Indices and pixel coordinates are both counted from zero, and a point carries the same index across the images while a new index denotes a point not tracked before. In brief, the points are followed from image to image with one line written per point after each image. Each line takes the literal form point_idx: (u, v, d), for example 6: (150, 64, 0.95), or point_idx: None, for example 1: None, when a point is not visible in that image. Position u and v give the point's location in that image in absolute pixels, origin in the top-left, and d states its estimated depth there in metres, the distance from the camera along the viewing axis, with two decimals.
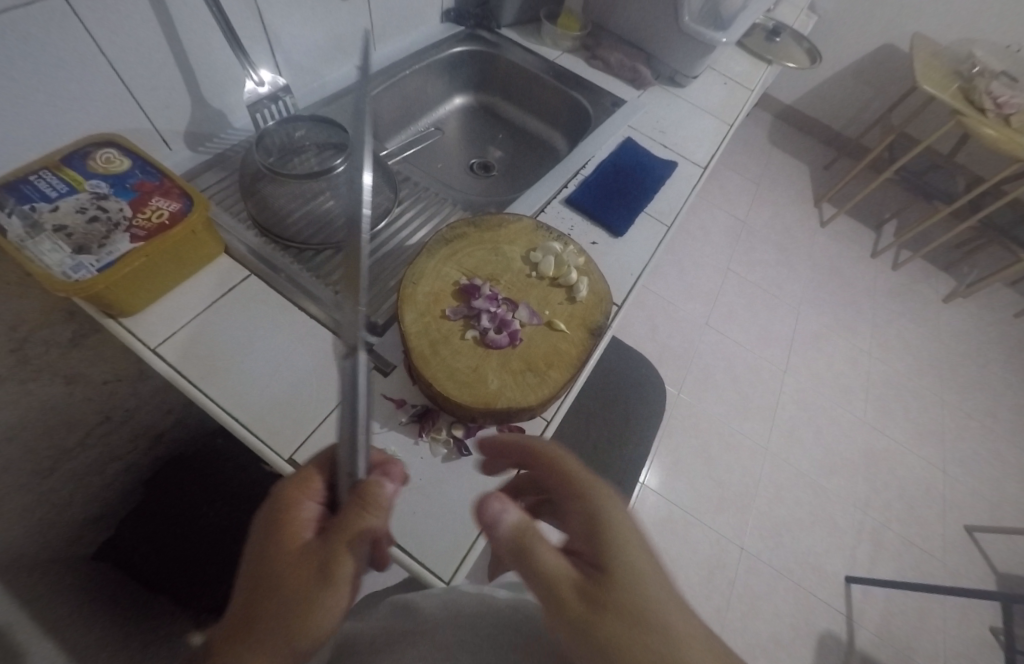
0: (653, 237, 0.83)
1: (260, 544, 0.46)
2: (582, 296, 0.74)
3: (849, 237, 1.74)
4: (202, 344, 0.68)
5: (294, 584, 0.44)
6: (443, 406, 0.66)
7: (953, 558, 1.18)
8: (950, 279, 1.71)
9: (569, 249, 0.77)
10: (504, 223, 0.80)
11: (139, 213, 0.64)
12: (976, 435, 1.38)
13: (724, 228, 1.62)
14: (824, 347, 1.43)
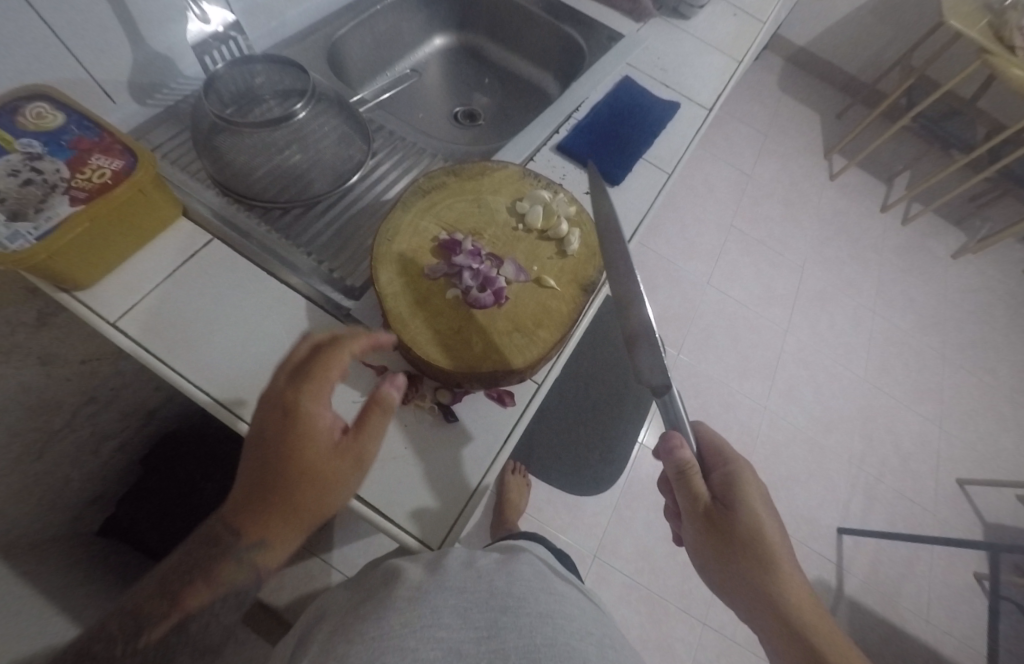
0: (651, 185, 0.76)
1: (263, 430, 0.47)
2: (573, 249, 0.68)
3: (857, 189, 1.68)
4: (168, 317, 0.62)
5: (291, 470, 0.46)
6: (425, 371, 0.62)
7: (942, 509, 1.22)
8: (959, 234, 1.66)
9: (559, 197, 0.71)
10: (487, 170, 0.73)
11: (78, 172, 0.57)
12: (974, 391, 1.39)
13: (728, 181, 1.55)
14: (827, 305, 1.41)
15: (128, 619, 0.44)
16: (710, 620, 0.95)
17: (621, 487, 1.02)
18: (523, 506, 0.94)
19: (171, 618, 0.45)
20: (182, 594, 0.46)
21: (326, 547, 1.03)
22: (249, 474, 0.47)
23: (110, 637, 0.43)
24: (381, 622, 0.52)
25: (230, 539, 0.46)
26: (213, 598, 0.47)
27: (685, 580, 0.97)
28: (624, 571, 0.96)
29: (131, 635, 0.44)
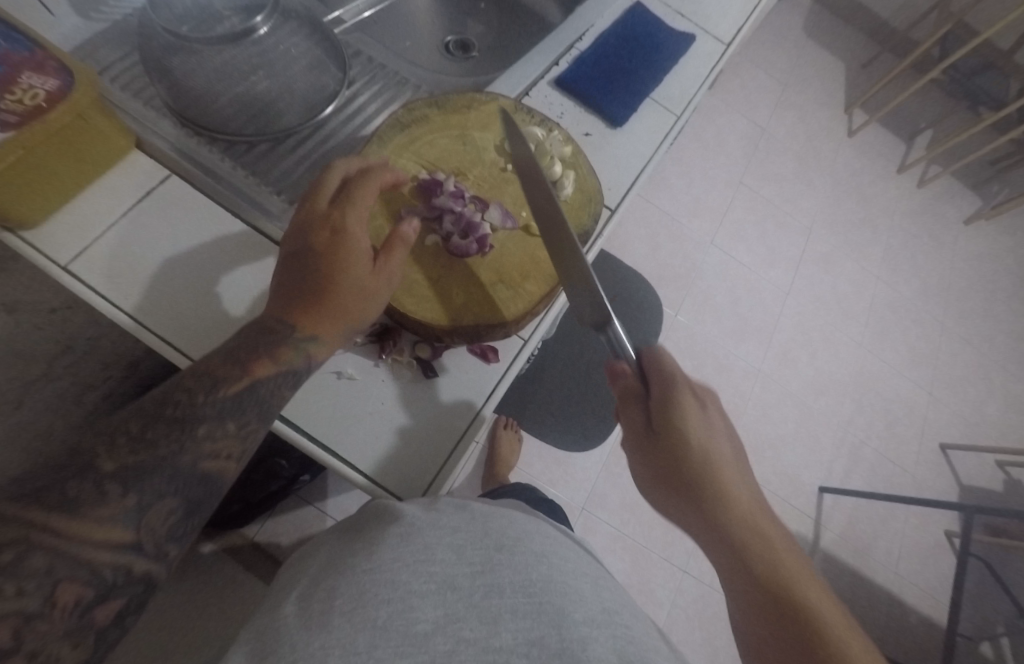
0: (659, 127, 0.67)
1: (306, 242, 0.46)
2: (567, 194, 0.57)
3: (876, 148, 1.56)
4: (125, 261, 0.55)
5: (334, 278, 0.45)
6: (401, 325, 0.53)
7: (922, 471, 1.24)
8: (974, 198, 1.56)
9: (553, 135, 0.59)
10: (473, 102, 0.61)
11: (5, 91, 0.47)
12: (970, 360, 1.36)
13: (740, 136, 1.45)
14: (831, 268, 1.37)
15: (201, 377, 0.41)
16: (689, 569, 0.99)
17: (612, 443, 1.02)
18: (514, 463, 0.95)
19: (240, 383, 0.42)
20: (250, 363, 0.42)
21: (321, 495, 0.98)
22: (290, 287, 0.45)
23: (186, 391, 0.41)
24: (364, 544, 0.43)
25: (282, 331, 0.44)
26: (276, 374, 0.43)
27: (670, 532, 1.00)
28: (611, 522, 0.99)
29: (208, 389, 0.41)
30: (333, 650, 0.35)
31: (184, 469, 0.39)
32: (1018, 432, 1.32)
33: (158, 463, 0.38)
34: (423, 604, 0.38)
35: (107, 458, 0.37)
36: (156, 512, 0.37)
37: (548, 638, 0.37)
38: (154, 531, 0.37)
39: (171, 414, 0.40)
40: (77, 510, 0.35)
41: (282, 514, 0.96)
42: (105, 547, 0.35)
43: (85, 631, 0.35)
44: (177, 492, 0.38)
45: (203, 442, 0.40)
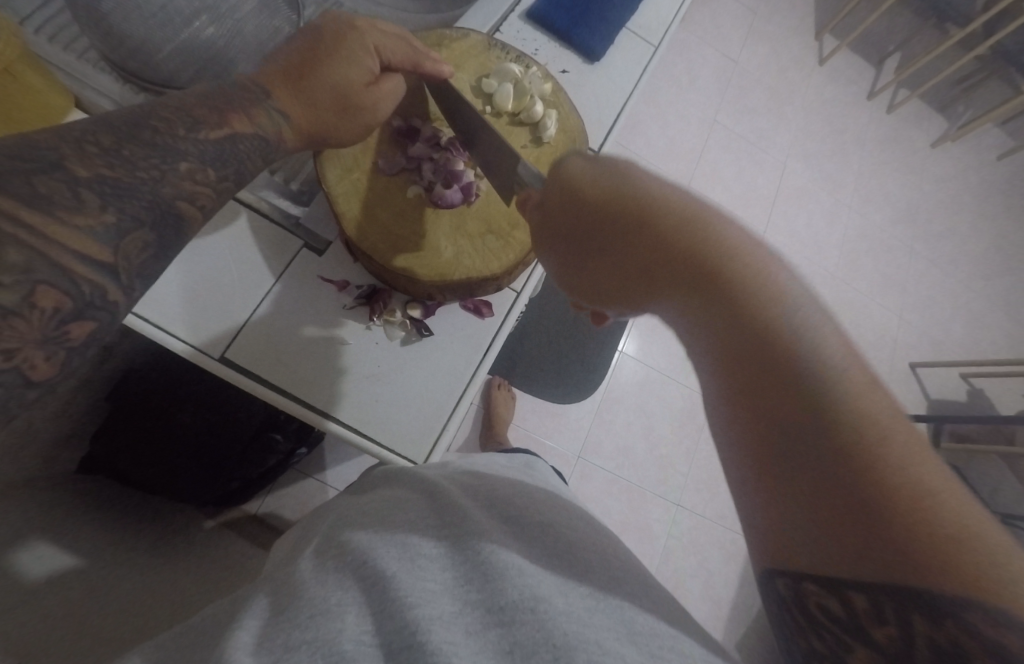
0: (637, 58, 0.65)
1: (327, 33, 0.43)
2: (551, 135, 0.54)
3: (846, 76, 1.54)
4: None
5: (344, 77, 0.43)
6: (392, 282, 0.50)
7: (895, 391, 1.27)
8: (940, 121, 1.59)
9: (532, 72, 0.55)
10: (444, 39, 0.55)
11: None
12: (935, 283, 1.41)
13: (713, 70, 1.38)
14: (805, 201, 1.36)
15: (178, 112, 0.35)
16: (679, 501, 1.03)
17: (602, 392, 1.05)
18: (510, 417, 0.97)
19: (219, 131, 0.36)
20: (228, 115, 0.37)
21: (320, 467, 0.96)
22: (294, 65, 0.42)
23: (162, 121, 0.34)
24: (372, 509, 0.40)
25: (259, 93, 0.40)
26: (252, 136, 0.38)
27: (661, 470, 1.04)
28: (604, 466, 1.01)
29: (189, 127, 0.34)
30: (347, 610, 0.32)
31: (165, 200, 0.32)
32: (981, 346, 1.38)
33: (137, 185, 0.31)
34: (432, 568, 0.35)
35: (77, 164, 0.29)
36: (138, 239, 0.30)
37: (556, 600, 0.33)
38: (131, 258, 0.30)
39: (151, 138, 0.32)
40: (50, 208, 0.27)
41: (281, 490, 0.93)
42: (81, 260, 0.28)
43: (57, 347, 0.28)
44: (156, 224, 0.31)
45: (185, 179, 0.33)
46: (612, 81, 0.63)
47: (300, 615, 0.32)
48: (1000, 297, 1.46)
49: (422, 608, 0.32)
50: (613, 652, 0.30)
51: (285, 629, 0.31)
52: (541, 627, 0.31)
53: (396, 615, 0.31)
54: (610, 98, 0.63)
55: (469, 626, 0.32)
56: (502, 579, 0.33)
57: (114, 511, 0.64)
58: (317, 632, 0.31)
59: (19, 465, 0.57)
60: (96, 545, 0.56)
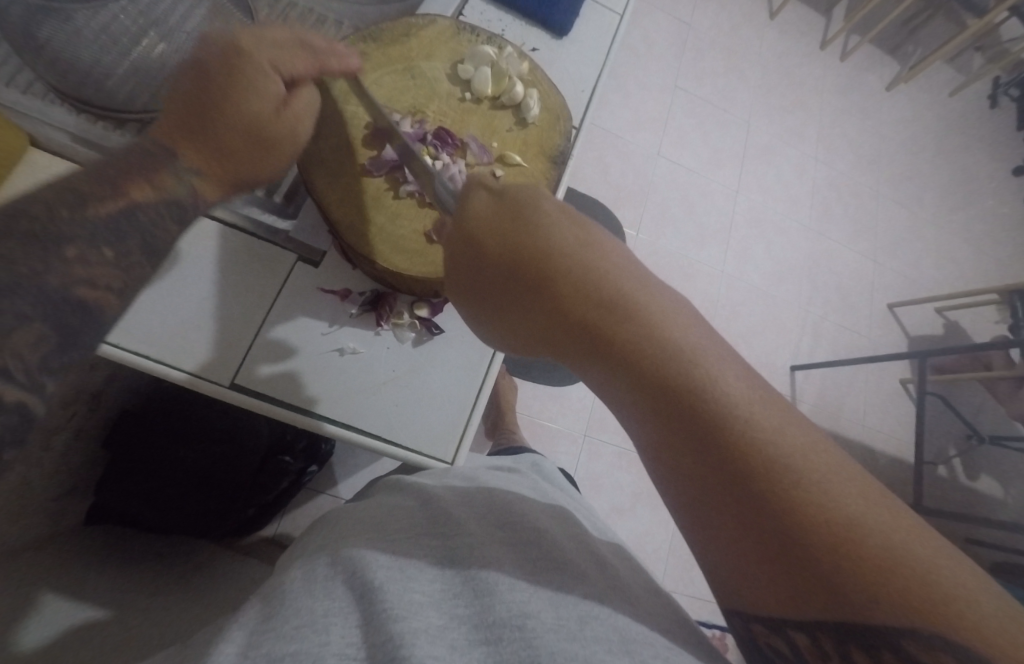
0: (605, 29, 0.65)
1: (205, 70, 0.40)
2: (534, 116, 0.55)
3: (797, 28, 1.56)
4: None
5: (236, 117, 0.40)
6: (398, 284, 0.50)
7: (877, 332, 1.32)
8: (893, 64, 1.63)
9: (507, 52, 0.55)
10: (410, 29, 0.55)
11: None
12: (903, 223, 1.45)
13: (669, 35, 1.39)
14: (773, 157, 1.38)
15: (61, 190, 0.31)
16: None
17: None
18: (514, 405, 0.97)
19: (114, 202, 0.33)
20: (126, 182, 0.35)
21: (330, 482, 0.95)
22: (183, 114, 0.39)
23: (39, 203, 0.30)
24: (365, 523, 0.40)
25: (164, 151, 0.38)
26: (158, 201, 0.36)
27: None
28: (610, 442, 1.05)
29: (72, 205, 0.31)
30: (333, 621, 0.32)
31: (55, 290, 0.28)
32: (952, 279, 1.44)
33: (19, 282, 0.27)
34: (419, 582, 0.35)
35: None
36: (28, 336, 0.27)
37: (547, 613, 0.32)
38: (26, 356, 0.27)
39: (26, 226, 0.29)
40: None
41: (293, 509, 0.92)
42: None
43: None
44: (50, 316, 0.28)
45: (76, 263, 0.30)
46: (583, 55, 0.64)
47: (283, 626, 0.31)
48: (964, 229, 1.51)
49: (405, 620, 0.31)
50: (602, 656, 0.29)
51: (270, 636, 0.31)
52: (528, 642, 0.30)
53: (381, 627, 0.31)
54: (583, 72, 0.63)
55: (454, 641, 0.31)
56: (490, 596, 0.33)
57: (119, 558, 0.62)
58: (301, 645, 0.30)
59: (15, 530, 0.54)
60: (103, 598, 0.53)
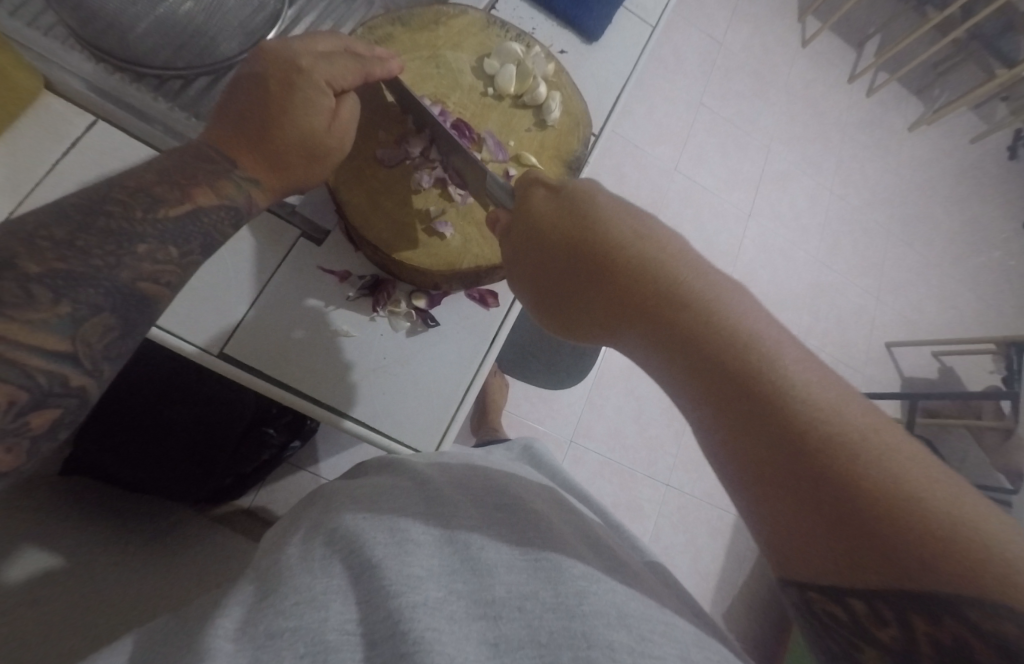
0: (636, 39, 0.65)
1: (259, 81, 0.41)
2: (554, 119, 0.54)
3: (826, 59, 1.56)
4: None
5: (286, 127, 0.41)
6: (399, 272, 0.49)
7: (872, 370, 1.32)
8: (917, 105, 1.63)
9: (535, 52, 0.55)
10: (440, 17, 0.54)
11: None
12: (910, 264, 1.46)
13: (698, 52, 1.38)
14: (788, 185, 1.38)
15: (136, 193, 0.36)
16: (666, 480, 1.09)
17: (593, 378, 1.09)
18: (504, 403, 0.98)
19: (180, 207, 0.37)
20: (190, 187, 0.38)
21: (312, 459, 0.95)
22: (236, 125, 0.41)
23: (119, 204, 0.35)
24: (364, 495, 0.39)
25: (222, 161, 0.40)
26: (218, 207, 0.39)
27: (652, 453, 1.09)
28: (596, 450, 1.06)
29: (146, 207, 0.36)
30: (332, 598, 0.32)
31: (122, 285, 0.33)
32: (952, 325, 1.44)
33: (92, 274, 0.32)
34: (419, 554, 0.34)
35: (30, 260, 0.30)
36: (97, 324, 0.32)
37: (544, 592, 0.32)
38: (92, 344, 0.32)
39: (104, 225, 0.34)
40: (4, 309, 0.29)
41: (273, 483, 0.92)
42: (38, 351, 0.29)
43: (18, 438, 0.29)
44: (116, 309, 0.33)
45: (144, 260, 0.35)
46: (611, 61, 0.63)
47: (282, 601, 0.31)
48: (970, 277, 1.51)
49: (405, 595, 0.31)
50: (603, 638, 0.29)
51: (269, 615, 0.31)
52: (528, 624, 0.31)
53: (381, 603, 0.31)
54: (610, 79, 0.63)
55: (453, 613, 0.31)
56: (489, 576, 0.33)
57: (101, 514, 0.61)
58: (300, 621, 0.30)
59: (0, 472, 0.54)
60: (88, 555, 0.53)
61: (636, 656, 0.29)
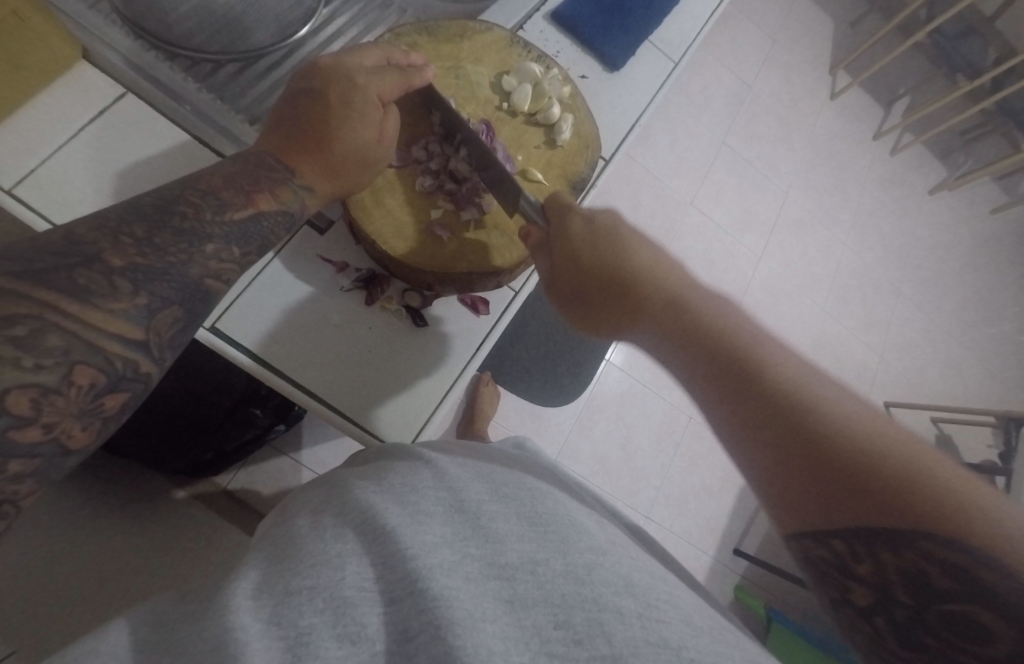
0: (657, 72, 0.65)
1: (315, 92, 0.42)
2: (564, 139, 0.55)
3: (855, 113, 1.56)
4: (80, 188, 0.48)
5: (340, 133, 0.42)
6: (395, 268, 0.50)
7: None
8: (941, 168, 1.62)
9: (552, 73, 0.55)
10: (466, 31, 0.55)
11: None
12: (919, 326, 1.44)
13: (727, 92, 1.39)
14: (803, 233, 1.38)
15: (206, 195, 0.36)
16: (646, 513, 1.08)
17: (585, 400, 1.08)
18: (492, 413, 0.99)
19: (244, 211, 0.38)
20: (254, 193, 0.39)
21: (296, 445, 0.96)
22: (290, 130, 0.42)
23: (191, 204, 0.36)
24: (371, 474, 0.39)
25: (283, 170, 0.41)
26: (276, 212, 0.40)
27: (636, 483, 1.09)
28: (581, 473, 1.05)
29: (215, 208, 0.36)
30: (349, 559, 0.31)
31: (191, 280, 0.34)
32: (955, 392, 1.42)
33: (167, 268, 0.33)
34: (432, 524, 0.33)
35: (113, 253, 0.31)
36: (168, 316, 0.32)
37: (555, 560, 0.31)
38: (162, 335, 0.32)
39: (179, 224, 0.34)
40: (88, 296, 0.29)
41: (254, 464, 0.92)
42: (115, 339, 0.30)
43: (93, 418, 0.29)
44: (184, 302, 0.33)
45: (211, 259, 0.35)
46: (630, 92, 0.64)
47: (299, 565, 0.31)
48: (978, 346, 1.49)
49: (420, 557, 0.31)
50: (610, 603, 0.29)
51: (285, 576, 0.31)
52: (542, 584, 0.30)
53: (398, 564, 0.31)
54: (627, 109, 0.63)
55: (467, 574, 0.31)
56: (500, 542, 0.32)
57: (93, 481, 0.62)
58: (318, 580, 0.30)
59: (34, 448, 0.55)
60: (77, 517, 0.54)
61: (644, 620, 0.29)
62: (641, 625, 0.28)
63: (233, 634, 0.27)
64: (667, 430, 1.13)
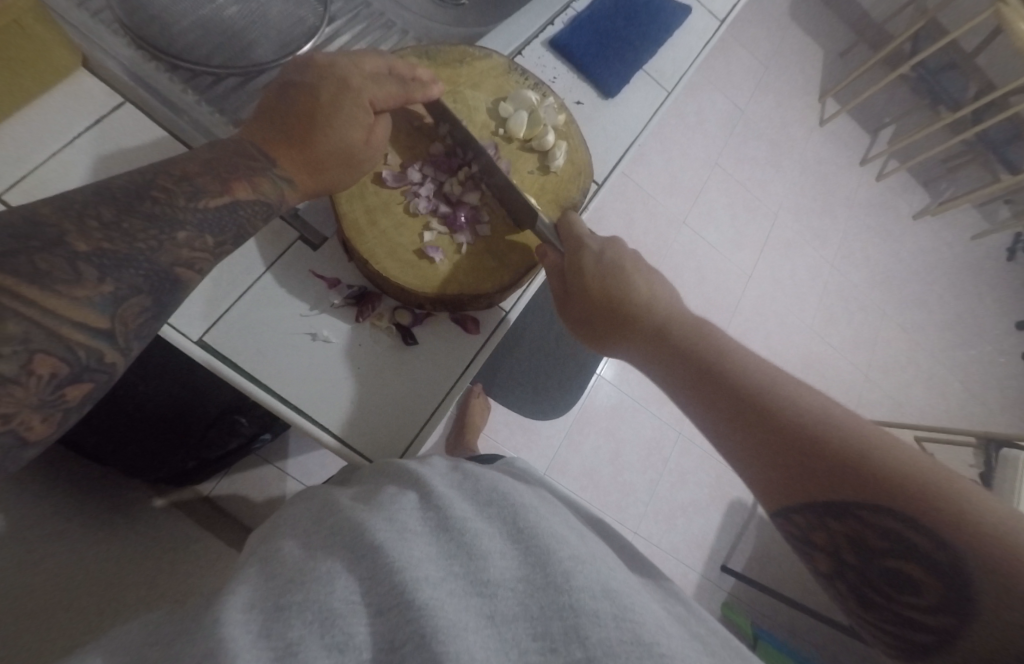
0: (650, 100, 0.67)
1: (306, 91, 0.43)
2: (557, 165, 0.56)
3: (843, 138, 1.59)
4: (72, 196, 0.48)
5: (325, 133, 0.42)
6: (388, 288, 0.50)
7: None
8: (925, 194, 1.66)
9: (548, 101, 0.56)
10: (466, 57, 0.56)
11: None
12: (902, 346, 1.46)
13: (720, 115, 1.41)
14: (791, 253, 1.40)
15: (180, 181, 0.37)
16: (633, 528, 1.08)
17: (575, 413, 1.09)
18: (482, 426, 0.99)
19: (220, 197, 0.38)
20: (231, 181, 0.39)
21: (281, 455, 0.95)
22: (277, 125, 0.43)
23: (163, 191, 0.36)
24: (359, 493, 0.39)
25: (262, 161, 0.41)
26: (253, 200, 0.40)
27: (624, 498, 1.09)
28: (569, 487, 1.05)
29: (189, 195, 0.37)
30: (336, 574, 0.31)
31: (162, 268, 0.34)
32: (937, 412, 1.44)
33: (135, 255, 0.33)
34: (417, 540, 0.33)
35: (78, 238, 0.31)
36: (134, 304, 0.33)
37: (535, 575, 0.32)
38: (128, 323, 0.33)
39: (149, 209, 0.35)
40: (50, 282, 0.30)
41: (238, 473, 0.92)
42: (76, 325, 0.30)
43: (54, 409, 0.30)
44: (152, 290, 0.34)
45: (182, 246, 0.35)
46: (622, 119, 0.65)
47: (288, 579, 0.31)
48: (960, 366, 1.52)
49: (406, 572, 0.31)
50: (587, 608, 0.30)
51: (275, 587, 0.31)
52: (522, 599, 0.31)
53: (384, 579, 0.31)
54: (619, 135, 0.64)
55: (452, 589, 0.31)
56: (484, 558, 0.33)
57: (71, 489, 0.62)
58: (307, 594, 0.30)
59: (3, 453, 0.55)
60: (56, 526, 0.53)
61: (618, 625, 0.29)
62: (616, 627, 0.29)
63: (221, 646, 0.27)
64: (656, 446, 1.14)
